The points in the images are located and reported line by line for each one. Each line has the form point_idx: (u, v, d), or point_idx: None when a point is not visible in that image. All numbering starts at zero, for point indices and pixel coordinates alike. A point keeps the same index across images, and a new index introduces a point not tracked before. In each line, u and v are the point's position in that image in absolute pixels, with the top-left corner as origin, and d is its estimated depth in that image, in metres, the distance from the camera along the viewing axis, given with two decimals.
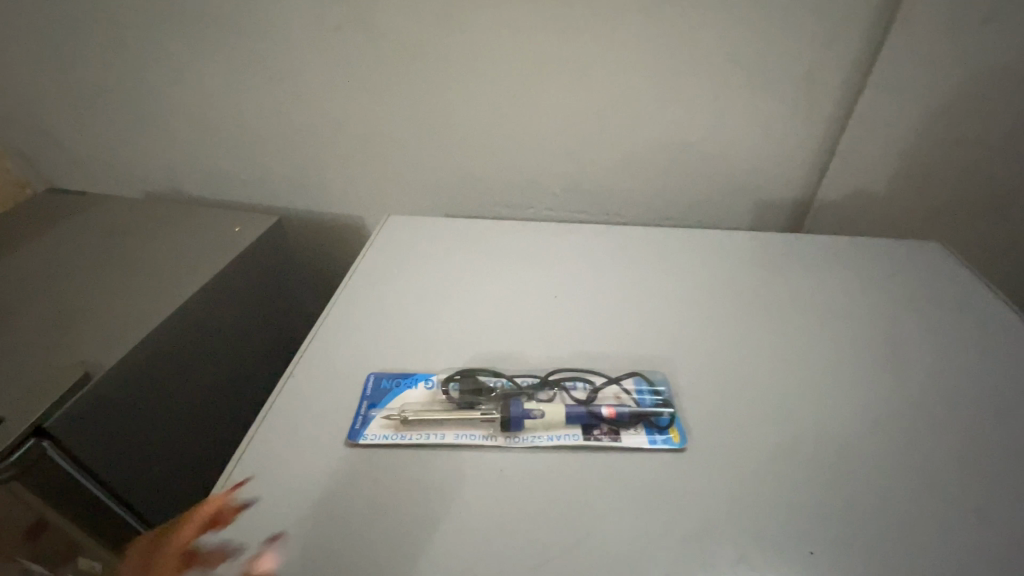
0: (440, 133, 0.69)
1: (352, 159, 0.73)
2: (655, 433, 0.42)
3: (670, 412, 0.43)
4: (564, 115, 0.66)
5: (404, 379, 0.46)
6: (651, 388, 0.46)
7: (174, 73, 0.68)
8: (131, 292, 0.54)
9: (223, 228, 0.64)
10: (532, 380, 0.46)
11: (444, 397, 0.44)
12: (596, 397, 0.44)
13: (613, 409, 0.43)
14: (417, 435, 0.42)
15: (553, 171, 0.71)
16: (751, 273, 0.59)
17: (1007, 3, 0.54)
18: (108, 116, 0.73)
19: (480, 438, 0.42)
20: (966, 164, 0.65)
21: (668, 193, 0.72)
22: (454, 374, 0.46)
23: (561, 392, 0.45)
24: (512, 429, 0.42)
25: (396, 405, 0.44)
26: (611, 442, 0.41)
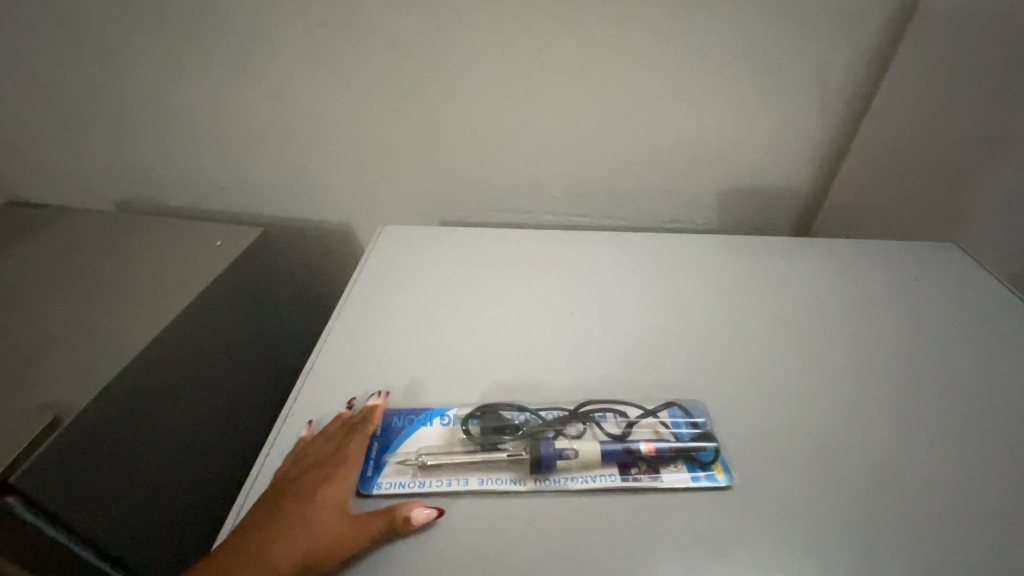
0: (436, 136, 0.65)
1: (344, 164, 0.68)
2: (698, 470, 0.39)
3: (714, 446, 0.40)
4: (569, 117, 0.62)
5: (418, 417, 0.42)
6: (690, 418, 0.42)
7: (144, 76, 0.62)
8: (105, 319, 0.49)
9: (204, 243, 0.59)
10: (559, 413, 0.43)
11: (464, 436, 0.41)
12: (631, 431, 0.41)
13: (653, 445, 0.39)
14: (437, 481, 0.38)
15: (557, 175, 0.67)
16: (772, 281, 0.56)
17: None
18: (75, 125, 0.67)
19: (508, 482, 0.38)
20: None
21: (677, 196, 0.69)
22: (474, 409, 0.43)
23: (593, 426, 0.42)
24: (542, 471, 0.38)
25: (411, 448, 0.40)
26: (651, 481, 0.38)
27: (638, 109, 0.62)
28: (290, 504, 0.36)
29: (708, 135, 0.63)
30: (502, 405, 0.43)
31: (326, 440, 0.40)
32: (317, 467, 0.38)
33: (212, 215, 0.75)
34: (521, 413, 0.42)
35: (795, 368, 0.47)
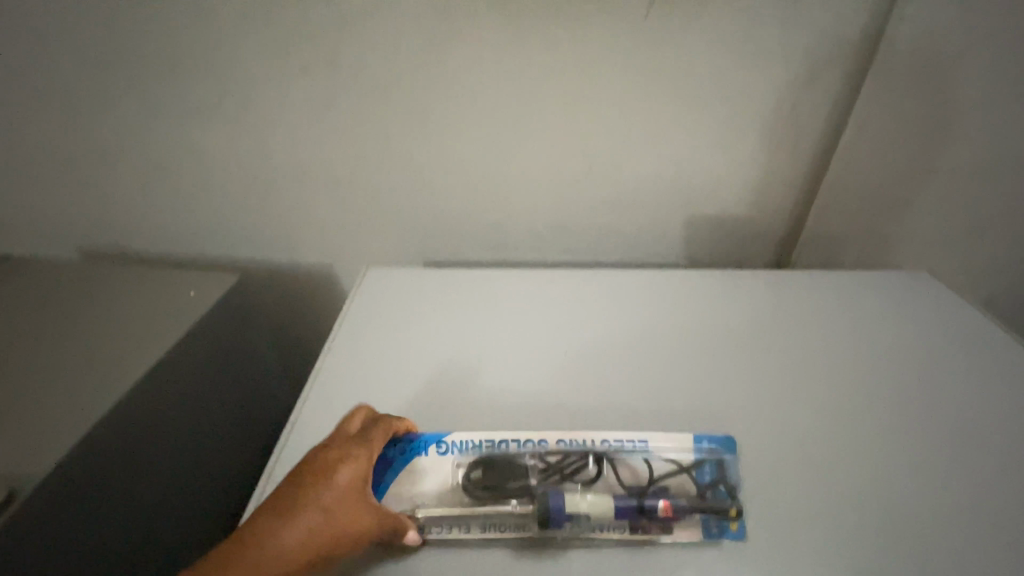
0: (421, 176, 0.64)
1: (327, 205, 0.67)
2: (715, 526, 0.37)
3: (735, 505, 0.38)
4: (554, 157, 0.62)
5: (413, 444, 0.41)
6: (715, 464, 0.40)
7: (119, 121, 0.61)
8: (75, 374, 0.47)
9: (167, 293, 0.56)
10: (574, 455, 0.41)
11: (466, 483, 0.39)
12: (651, 482, 0.39)
13: (669, 504, 0.37)
14: (435, 531, 0.37)
15: (541, 213, 0.66)
16: (772, 303, 0.55)
17: None
18: (43, 173, 0.65)
19: (510, 530, 0.37)
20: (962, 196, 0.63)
21: (666, 238, 0.67)
22: (478, 454, 0.41)
23: (608, 469, 0.40)
24: (553, 527, 0.37)
25: (408, 492, 0.39)
26: (661, 536, 0.37)
27: (621, 148, 0.60)
28: (312, 476, 0.36)
29: (693, 175, 0.62)
30: (511, 453, 0.41)
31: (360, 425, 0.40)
32: (343, 446, 0.38)
33: (190, 261, 0.73)
34: (532, 457, 0.41)
35: (798, 397, 0.46)
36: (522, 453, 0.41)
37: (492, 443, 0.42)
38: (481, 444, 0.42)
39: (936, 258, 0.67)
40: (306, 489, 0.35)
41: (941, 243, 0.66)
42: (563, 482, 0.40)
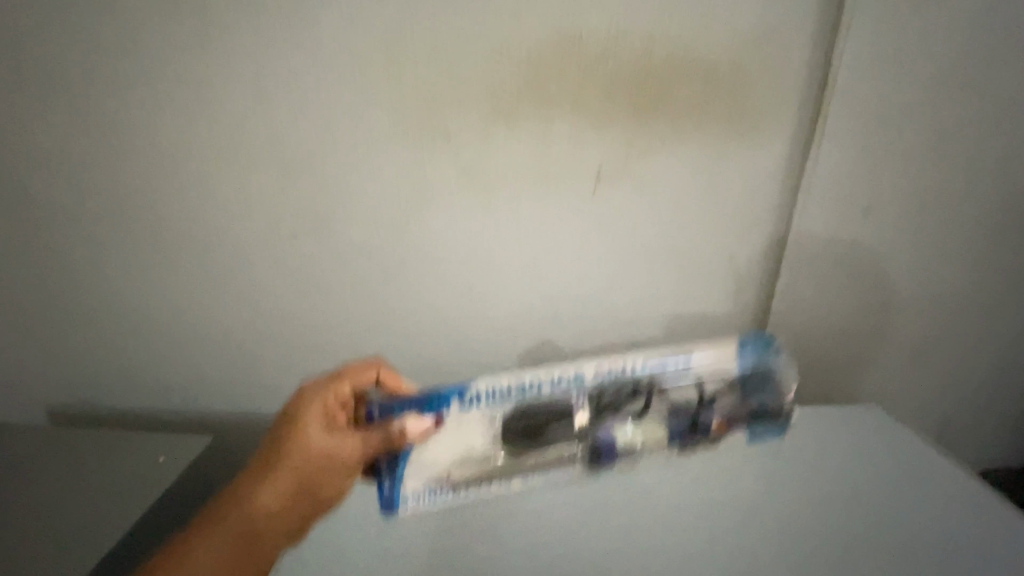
0: (396, 332, 0.67)
1: (306, 358, 0.69)
2: (763, 428, 0.53)
3: (784, 420, 0.52)
4: (518, 304, 0.66)
5: (426, 404, 0.44)
6: (764, 374, 0.50)
7: (105, 282, 0.65)
8: (31, 539, 0.47)
9: (117, 462, 0.55)
10: (615, 387, 0.47)
11: (505, 430, 0.46)
12: (709, 393, 0.49)
13: (725, 423, 0.50)
14: (476, 487, 0.47)
15: (512, 359, 0.69)
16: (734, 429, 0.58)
17: (890, 196, 0.61)
18: (29, 334, 0.67)
19: (556, 472, 0.49)
20: (897, 330, 0.68)
21: (633, 377, 0.71)
22: (507, 403, 0.45)
23: (655, 401, 0.48)
24: (602, 459, 0.49)
25: (465, 446, 0.45)
26: (710, 443, 0.51)
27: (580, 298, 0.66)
28: (285, 430, 0.45)
29: (650, 319, 0.68)
30: (542, 399, 0.46)
31: (315, 392, 0.46)
32: (309, 395, 0.46)
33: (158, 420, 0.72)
34: (574, 395, 0.46)
35: (766, 517, 0.47)
36: (560, 394, 0.46)
37: (520, 389, 0.45)
38: (507, 390, 0.45)
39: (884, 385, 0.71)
40: (280, 441, 0.45)
41: (884, 375, 0.71)
42: (609, 415, 0.48)
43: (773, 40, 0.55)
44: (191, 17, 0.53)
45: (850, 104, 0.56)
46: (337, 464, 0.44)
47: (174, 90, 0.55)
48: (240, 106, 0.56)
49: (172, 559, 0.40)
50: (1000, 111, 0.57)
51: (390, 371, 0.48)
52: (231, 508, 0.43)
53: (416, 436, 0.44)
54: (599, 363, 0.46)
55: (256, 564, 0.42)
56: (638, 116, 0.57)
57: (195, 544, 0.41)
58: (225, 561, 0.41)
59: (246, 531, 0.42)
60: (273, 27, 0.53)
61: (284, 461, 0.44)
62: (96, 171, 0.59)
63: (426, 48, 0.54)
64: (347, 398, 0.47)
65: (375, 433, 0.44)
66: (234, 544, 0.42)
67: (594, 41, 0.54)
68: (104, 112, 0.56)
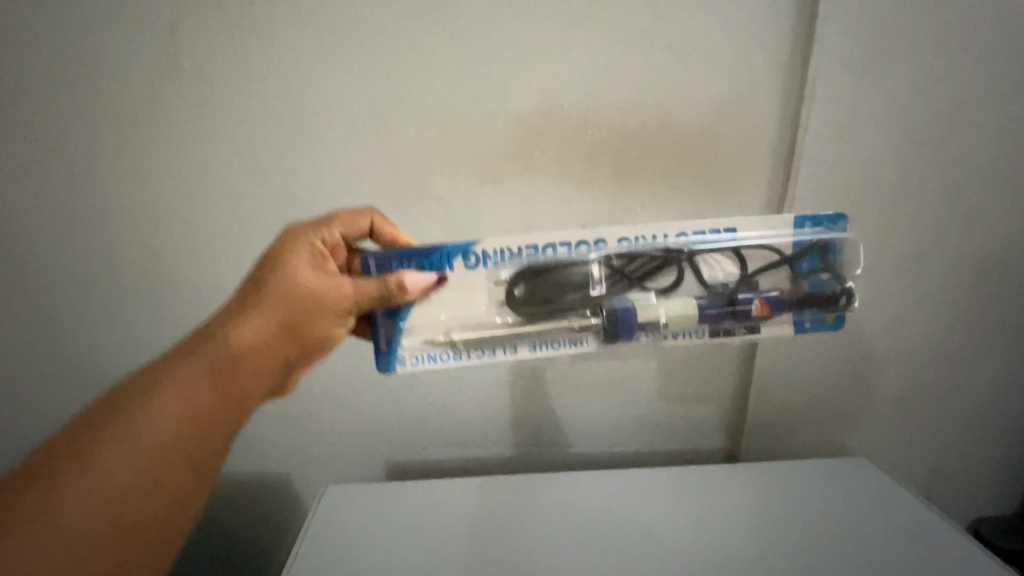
0: (381, 391, 0.66)
1: (291, 415, 0.68)
2: (816, 320, 0.40)
3: (847, 305, 0.38)
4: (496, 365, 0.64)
5: (427, 259, 0.39)
6: (821, 248, 0.39)
7: (74, 335, 0.63)
8: None
9: None
10: (640, 257, 0.39)
11: (509, 299, 0.39)
12: (750, 275, 0.39)
13: (766, 304, 0.38)
14: (479, 351, 0.39)
15: (495, 418, 0.67)
16: (725, 492, 0.58)
17: (881, 255, 0.59)
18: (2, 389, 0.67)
19: (567, 344, 0.39)
20: (886, 384, 0.66)
21: (618, 433, 0.69)
22: (518, 265, 0.39)
23: (690, 272, 0.39)
24: (619, 337, 0.38)
25: (467, 315, 0.40)
26: (749, 333, 0.40)
27: (565, 363, 0.65)
28: (267, 265, 0.38)
29: (635, 382, 0.65)
30: (561, 260, 0.39)
31: (311, 231, 0.40)
32: (297, 229, 0.40)
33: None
34: (591, 259, 0.39)
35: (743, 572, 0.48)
36: (577, 257, 0.39)
37: (533, 250, 0.39)
38: (520, 252, 0.39)
39: (873, 437, 0.70)
40: (261, 280, 0.38)
41: (875, 429, 0.69)
42: (629, 288, 0.39)
43: (752, 111, 0.53)
44: (156, 96, 0.52)
45: (833, 172, 0.55)
46: (327, 306, 0.37)
47: (144, 166, 0.55)
48: (213, 159, 0.54)
49: (123, 410, 0.32)
50: (992, 171, 0.55)
51: (384, 220, 0.44)
52: (201, 348, 0.35)
53: (414, 293, 0.37)
54: (625, 232, 0.39)
55: (230, 413, 0.35)
56: (616, 183, 0.56)
57: (156, 386, 0.33)
58: (195, 407, 0.33)
59: (221, 367, 0.35)
60: (242, 105, 0.53)
61: (267, 293, 0.37)
62: (70, 250, 0.58)
63: (397, 119, 0.53)
64: (338, 240, 0.42)
65: (372, 284, 0.37)
66: (206, 370, 0.34)
67: (573, 112, 0.53)
68: (73, 190, 0.56)
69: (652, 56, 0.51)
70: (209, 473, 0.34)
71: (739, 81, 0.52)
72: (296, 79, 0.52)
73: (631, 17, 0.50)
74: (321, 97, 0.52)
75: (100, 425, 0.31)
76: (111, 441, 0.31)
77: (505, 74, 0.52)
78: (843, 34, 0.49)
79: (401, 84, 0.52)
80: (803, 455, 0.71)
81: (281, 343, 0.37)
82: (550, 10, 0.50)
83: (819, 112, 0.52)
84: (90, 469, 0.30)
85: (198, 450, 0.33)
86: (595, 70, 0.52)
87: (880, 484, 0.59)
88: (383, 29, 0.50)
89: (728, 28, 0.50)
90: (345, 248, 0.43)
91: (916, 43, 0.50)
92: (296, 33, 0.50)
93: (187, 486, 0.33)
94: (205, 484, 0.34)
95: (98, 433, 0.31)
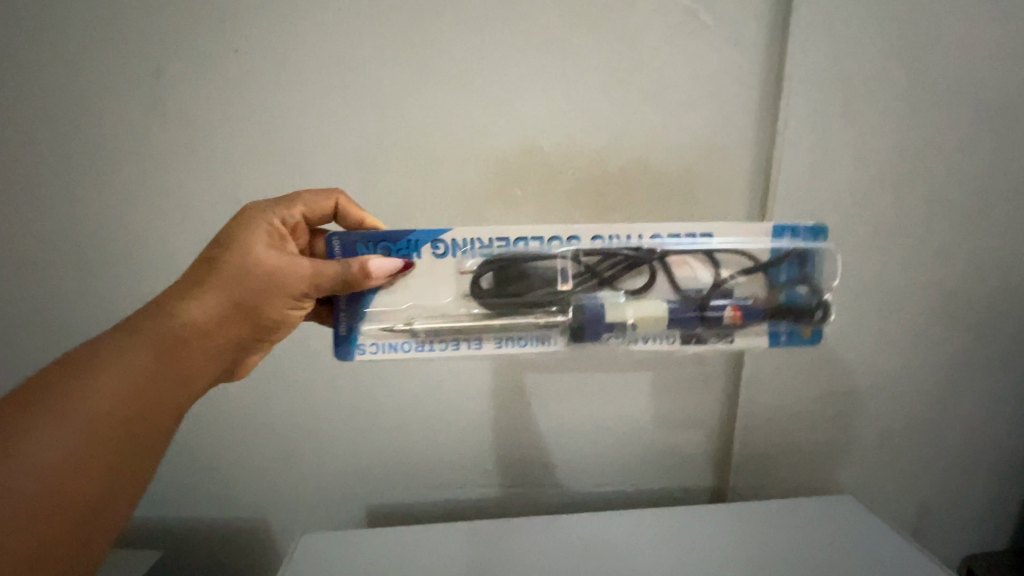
0: (357, 430, 0.63)
1: (263, 456, 0.65)
2: (792, 333, 0.40)
3: (823, 318, 0.39)
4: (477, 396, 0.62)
5: (395, 246, 0.38)
6: (800, 257, 0.39)
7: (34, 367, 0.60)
8: None
9: None
10: (611, 254, 0.39)
11: (477, 291, 0.39)
12: (726, 281, 0.39)
13: (738, 310, 0.38)
14: (441, 342, 0.38)
15: (477, 450, 0.65)
16: (718, 533, 0.56)
17: (866, 284, 0.58)
18: None
19: (534, 343, 0.39)
20: (876, 415, 0.65)
21: (605, 464, 0.67)
22: (488, 256, 0.39)
23: (663, 274, 0.40)
24: (586, 337, 0.38)
25: (433, 305, 0.39)
26: (723, 343, 0.39)
27: (548, 396, 0.62)
28: (222, 244, 0.38)
29: (620, 413, 0.63)
30: (532, 254, 0.39)
31: (268, 211, 0.41)
32: (253, 211, 0.41)
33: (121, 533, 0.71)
34: (561, 254, 0.39)
35: None
36: (549, 252, 0.39)
37: (505, 243, 0.39)
38: (491, 244, 0.39)
39: (865, 468, 0.68)
40: (215, 257, 0.38)
41: (867, 460, 0.68)
42: (599, 288, 0.39)
43: (730, 153, 0.52)
44: (115, 137, 0.51)
45: (815, 214, 0.53)
46: (283, 286, 0.38)
47: (102, 206, 0.53)
48: (180, 186, 0.52)
49: (65, 383, 0.31)
50: (967, 205, 0.55)
51: (349, 201, 0.46)
52: (149, 323, 0.35)
53: (379, 278, 0.37)
54: (599, 230, 0.39)
55: (175, 390, 0.35)
56: (596, 224, 0.54)
57: (102, 359, 0.33)
58: (142, 383, 0.33)
59: (169, 344, 0.35)
60: (204, 144, 0.51)
61: (220, 271, 0.37)
62: (32, 291, 0.57)
63: (368, 159, 0.51)
64: (296, 224, 0.43)
65: (332, 265, 0.37)
66: (155, 348, 0.34)
67: (551, 154, 0.52)
68: (33, 233, 0.54)
69: (627, 100, 0.50)
70: (152, 449, 0.34)
71: (714, 123, 0.51)
72: (260, 118, 0.50)
73: (604, 62, 0.49)
74: (289, 124, 0.50)
75: (39, 397, 0.31)
76: (52, 413, 0.30)
77: (477, 115, 0.50)
78: (815, 78, 0.48)
79: (370, 124, 0.50)
80: (796, 488, 0.69)
81: (231, 321, 0.38)
82: (521, 53, 0.48)
83: (797, 155, 0.51)
84: (30, 440, 0.29)
85: (141, 426, 0.33)
86: (571, 112, 0.50)
87: (871, 521, 0.57)
88: (349, 69, 0.48)
89: (702, 72, 0.49)
90: (302, 231, 0.43)
91: (886, 84, 0.50)
92: (258, 73, 0.48)
93: (128, 460, 0.33)
94: (147, 459, 0.34)
95: (38, 403, 0.30)
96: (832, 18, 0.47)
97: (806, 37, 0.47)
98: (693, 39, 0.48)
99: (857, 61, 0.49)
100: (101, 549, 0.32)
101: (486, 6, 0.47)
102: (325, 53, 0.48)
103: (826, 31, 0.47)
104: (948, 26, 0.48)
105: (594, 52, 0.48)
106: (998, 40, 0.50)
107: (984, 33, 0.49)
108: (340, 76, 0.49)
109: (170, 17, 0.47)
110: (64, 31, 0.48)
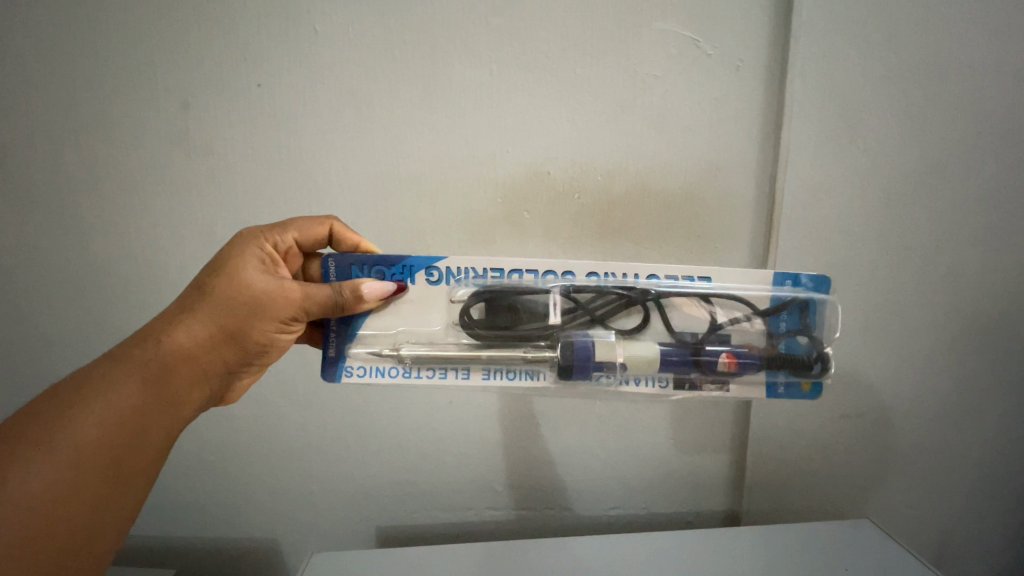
0: (370, 451, 0.64)
1: (275, 475, 0.66)
2: (791, 386, 0.40)
3: (822, 372, 0.38)
4: (490, 418, 0.63)
5: (389, 270, 0.40)
6: (800, 307, 0.40)
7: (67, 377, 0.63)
8: None
9: None
10: (603, 291, 0.40)
11: (466, 323, 0.40)
12: (724, 328, 0.40)
13: (733, 357, 0.38)
14: (428, 370, 0.39)
15: (487, 473, 0.66)
16: (730, 556, 0.56)
17: (876, 307, 0.58)
18: None
19: (524, 376, 0.39)
20: (889, 439, 0.64)
21: (614, 487, 0.67)
22: (481, 287, 0.40)
23: (658, 315, 0.41)
24: (574, 373, 0.37)
25: (423, 333, 0.40)
26: (717, 392, 0.39)
27: (558, 416, 0.63)
28: (214, 271, 0.41)
29: (631, 432, 0.63)
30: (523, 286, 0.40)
31: (258, 236, 0.43)
32: (247, 238, 0.43)
33: (138, 547, 0.72)
34: (553, 289, 0.40)
35: None
36: (542, 286, 0.40)
37: (498, 274, 0.40)
38: (485, 274, 0.40)
39: (876, 493, 0.68)
40: (206, 286, 0.40)
41: (878, 485, 0.67)
42: (591, 325, 0.40)
43: (734, 176, 0.53)
44: (141, 167, 0.54)
45: (817, 233, 0.54)
46: (273, 310, 0.40)
47: (130, 227, 0.56)
48: (199, 212, 0.55)
49: (53, 413, 0.34)
50: (974, 224, 0.56)
51: (343, 227, 0.47)
52: (137, 352, 0.37)
53: (372, 301, 0.38)
54: (594, 268, 0.40)
55: (163, 413, 0.38)
56: (599, 248, 0.56)
57: (89, 387, 0.35)
58: (130, 409, 0.35)
59: (157, 372, 0.37)
60: (226, 172, 0.53)
61: (209, 300, 0.39)
62: (62, 307, 0.59)
63: (382, 185, 0.54)
64: (288, 249, 0.45)
65: (325, 289, 0.39)
66: (142, 375, 0.37)
67: (559, 178, 0.53)
68: (63, 255, 0.57)
69: (631, 124, 0.51)
70: (142, 469, 0.36)
71: (716, 150, 0.52)
72: (281, 147, 0.52)
73: (612, 88, 0.50)
74: (309, 155, 0.53)
75: (27, 426, 0.33)
76: (37, 442, 0.32)
77: (487, 142, 0.52)
78: (817, 103, 0.50)
79: (384, 151, 0.52)
80: (806, 513, 0.68)
81: (218, 347, 0.40)
82: (530, 81, 0.50)
83: (797, 178, 0.52)
84: (18, 468, 0.31)
85: (129, 448, 0.35)
86: (576, 140, 0.52)
87: (881, 544, 0.57)
88: (368, 102, 0.51)
89: (706, 98, 0.51)
90: (294, 256, 0.45)
91: (886, 107, 0.51)
92: (279, 105, 0.51)
93: (118, 486, 0.35)
94: (138, 478, 0.36)
95: (25, 433, 0.32)
96: (831, 46, 0.48)
97: (804, 63, 0.48)
98: (699, 65, 0.50)
99: (855, 86, 0.50)
100: (100, 564, 0.34)
101: (497, 40, 0.49)
102: (343, 86, 0.50)
103: (827, 60, 0.49)
104: (948, 50, 0.50)
105: (602, 81, 0.50)
106: (999, 63, 0.51)
107: (983, 57, 0.50)
108: (358, 108, 0.51)
109: (200, 53, 0.50)
110: (102, 65, 0.51)
